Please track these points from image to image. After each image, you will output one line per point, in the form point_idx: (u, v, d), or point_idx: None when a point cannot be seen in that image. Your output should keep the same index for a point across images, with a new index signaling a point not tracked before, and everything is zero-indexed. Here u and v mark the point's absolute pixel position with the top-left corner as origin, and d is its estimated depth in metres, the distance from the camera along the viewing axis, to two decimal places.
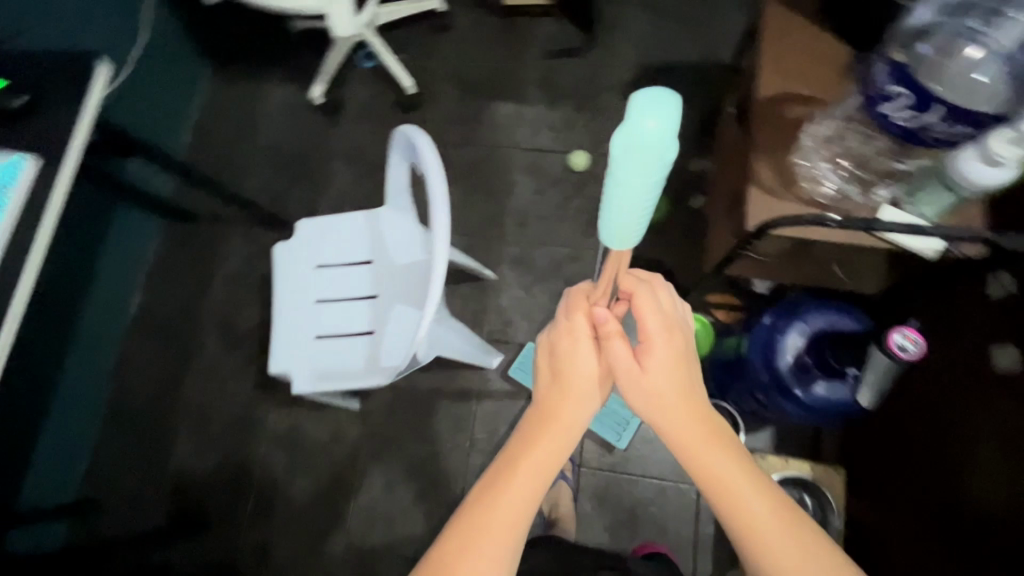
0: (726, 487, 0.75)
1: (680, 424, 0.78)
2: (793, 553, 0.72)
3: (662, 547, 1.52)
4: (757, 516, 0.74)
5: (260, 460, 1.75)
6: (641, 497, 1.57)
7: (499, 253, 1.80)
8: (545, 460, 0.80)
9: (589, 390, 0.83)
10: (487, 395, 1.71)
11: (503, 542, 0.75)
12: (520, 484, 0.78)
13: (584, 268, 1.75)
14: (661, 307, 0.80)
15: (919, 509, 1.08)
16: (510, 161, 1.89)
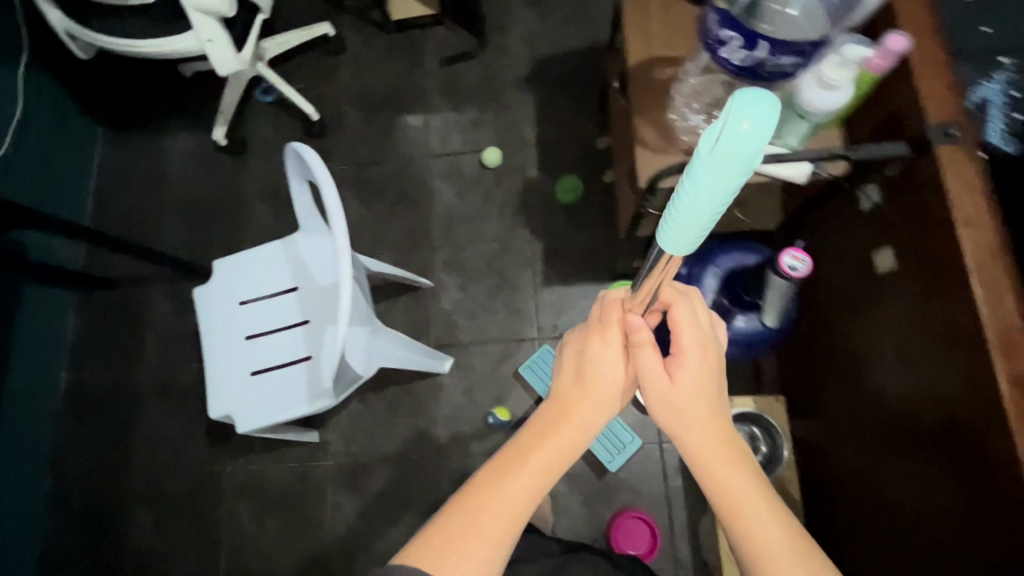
0: (746, 516, 0.76)
1: (699, 443, 0.79)
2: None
3: (637, 508, 1.57)
4: (773, 546, 0.74)
5: (223, 517, 1.69)
6: (609, 468, 1.61)
7: (432, 260, 1.82)
8: (552, 462, 0.80)
9: (612, 397, 0.83)
10: (446, 399, 1.71)
11: (500, 532, 0.76)
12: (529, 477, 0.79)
13: (517, 258, 1.79)
14: (693, 321, 0.81)
15: (846, 413, 1.17)
16: (426, 169, 1.91)
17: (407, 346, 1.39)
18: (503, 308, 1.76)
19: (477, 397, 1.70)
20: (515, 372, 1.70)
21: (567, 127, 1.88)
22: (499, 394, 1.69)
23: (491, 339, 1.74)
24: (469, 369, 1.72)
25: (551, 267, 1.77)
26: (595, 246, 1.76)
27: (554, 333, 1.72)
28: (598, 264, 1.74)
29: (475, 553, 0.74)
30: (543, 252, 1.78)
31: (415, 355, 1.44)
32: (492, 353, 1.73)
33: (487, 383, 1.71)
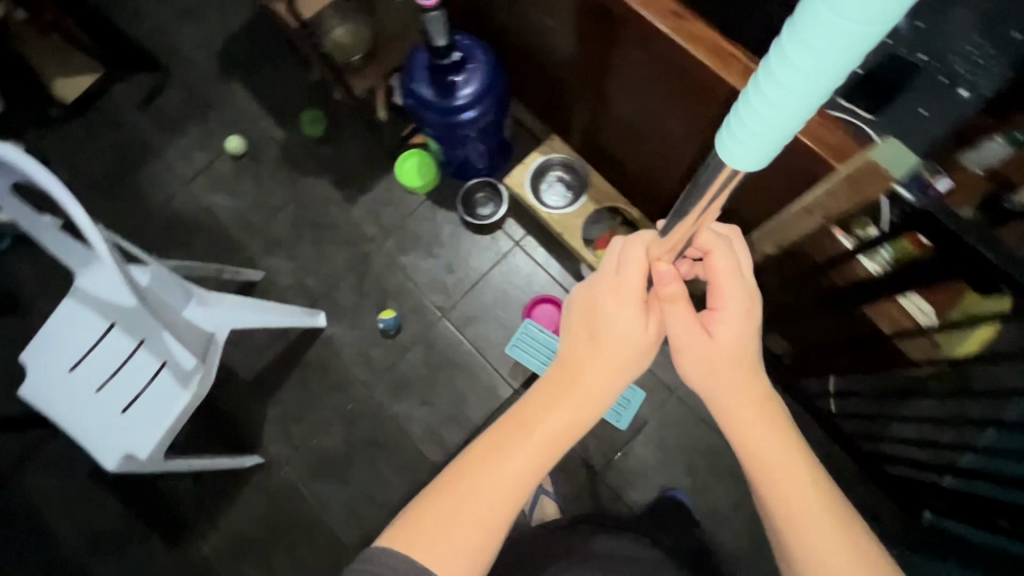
0: (776, 479, 0.85)
1: (736, 418, 0.88)
2: (824, 535, 0.81)
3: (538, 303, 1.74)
4: (794, 498, 0.83)
5: None
6: (496, 291, 1.78)
7: (251, 255, 1.87)
8: (564, 426, 0.88)
9: (634, 355, 0.89)
10: (341, 345, 1.77)
11: (505, 499, 0.84)
12: (542, 446, 0.87)
13: (316, 204, 1.90)
14: (730, 270, 0.91)
15: (577, 91, 1.40)
16: (192, 194, 1.95)
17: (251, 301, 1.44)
18: (334, 245, 1.86)
19: (364, 323, 1.78)
20: (377, 282, 1.81)
21: (281, 84, 2.00)
22: (379, 306, 1.79)
23: (342, 274, 1.83)
24: (342, 308, 1.80)
25: (346, 189, 1.89)
26: (366, 150, 1.91)
27: (384, 231, 1.85)
28: (377, 160, 1.90)
29: (475, 520, 0.82)
30: (333, 183, 1.90)
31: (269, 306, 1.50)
32: (350, 283, 1.82)
33: (363, 307, 1.80)
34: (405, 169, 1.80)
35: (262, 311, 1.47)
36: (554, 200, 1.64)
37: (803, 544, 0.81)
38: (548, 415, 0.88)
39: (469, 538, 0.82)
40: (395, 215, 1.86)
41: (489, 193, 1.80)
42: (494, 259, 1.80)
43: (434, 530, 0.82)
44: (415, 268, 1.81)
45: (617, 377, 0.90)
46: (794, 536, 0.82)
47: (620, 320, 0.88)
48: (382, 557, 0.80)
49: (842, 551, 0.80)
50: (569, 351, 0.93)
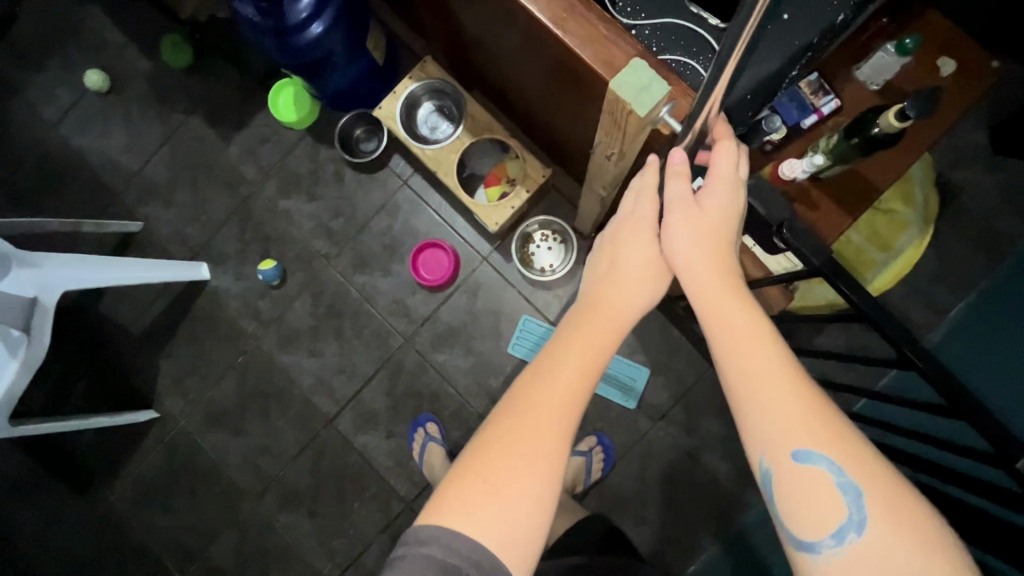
0: (738, 338, 0.68)
1: (706, 297, 0.73)
2: (797, 414, 0.63)
3: (431, 246, 1.60)
4: (765, 370, 0.65)
5: (140, 530, 1.69)
6: (383, 234, 1.66)
7: (128, 202, 1.75)
8: (594, 350, 0.75)
9: (648, 270, 0.80)
10: (227, 295, 1.69)
11: (554, 429, 0.69)
12: (582, 365, 0.73)
13: (191, 143, 1.74)
14: (729, 160, 0.77)
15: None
16: (60, 138, 1.79)
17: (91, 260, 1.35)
18: (212, 189, 1.72)
19: (248, 272, 1.69)
20: (259, 229, 1.69)
21: (139, 6, 1.76)
22: (263, 254, 1.69)
23: (222, 220, 1.71)
24: (224, 257, 1.70)
25: (221, 125, 1.72)
26: (239, 81, 1.72)
27: (263, 172, 1.70)
28: (252, 91, 1.72)
29: (515, 463, 0.67)
30: (206, 120, 1.73)
31: (117, 263, 1.40)
32: (231, 230, 1.70)
33: (246, 255, 1.69)
34: (280, 104, 1.63)
35: (106, 269, 1.37)
36: (433, 133, 1.51)
37: (767, 420, 0.63)
38: (581, 334, 0.76)
39: (522, 485, 0.66)
40: (274, 154, 1.70)
41: (374, 130, 1.65)
42: (380, 200, 1.66)
43: (484, 479, 0.66)
44: (298, 211, 1.69)
45: (637, 296, 0.79)
46: (755, 415, 0.64)
47: (637, 239, 0.80)
48: (438, 539, 0.64)
49: (811, 428, 0.62)
50: (593, 281, 0.83)
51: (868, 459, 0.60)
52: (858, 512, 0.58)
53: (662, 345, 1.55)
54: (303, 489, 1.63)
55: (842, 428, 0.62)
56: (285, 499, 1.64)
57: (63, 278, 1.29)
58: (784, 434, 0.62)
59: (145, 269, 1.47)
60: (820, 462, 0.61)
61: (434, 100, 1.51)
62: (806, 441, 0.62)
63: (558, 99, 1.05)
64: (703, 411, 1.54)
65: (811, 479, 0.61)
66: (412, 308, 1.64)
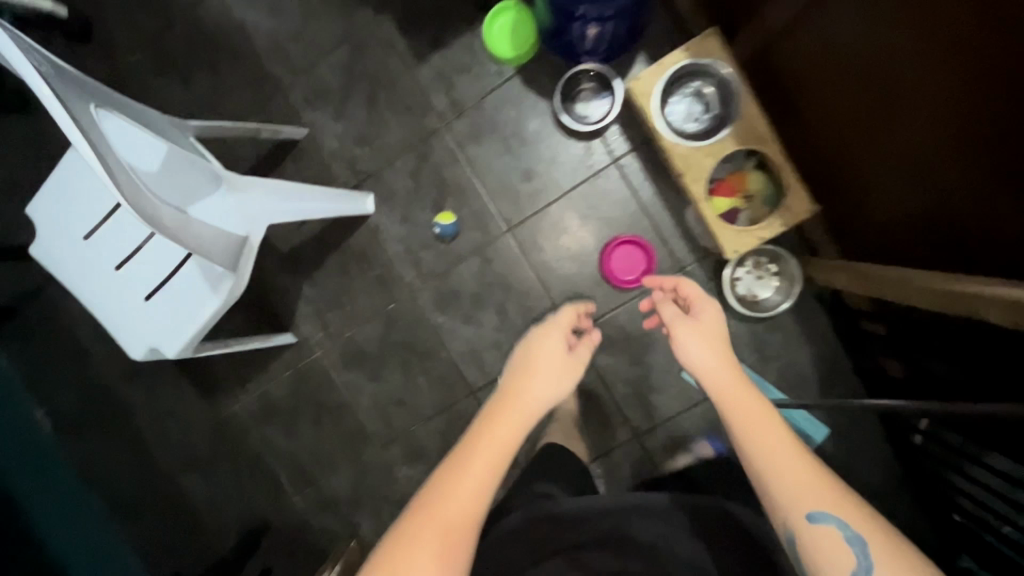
0: (748, 421, 0.85)
1: (718, 385, 0.93)
2: (808, 480, 0.78)
3: (633, 244, 1.45)
4: (776, 444, 0.82)
5: (260, 444, 1.67)
6: (577, 215, 1.48)
7: (291, 103, 1.52)
8: (507, 436, 0.91)
9: (551, 370, 1.00)
10: (389, 237, 1.54)
11: (476, 492, 0.85)
12: (491, 445, 0.89)
13: (376, 51, 1.48)
14: (697, 291, 1.04)
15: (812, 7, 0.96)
16: (225, 5, 1.52)
17: (288, 190, 1.16)
18: (391, 112, 1.50)
19: (416, 217, 1.52)
20: (438, 173, 1.50)
21: None
22: (437, 201, 1.51)
23: (397, 150, 1.51)
24: (392, 194, 1.52)
25: (416, 38, 1.46)
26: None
27: (455, 108, 1.47)
28: (459, 6, 1.45)
29: (438, 536, 0.80)
30: (399, 26, 1.46)
31: (307, 195, 1.21)
32: (406, 165, 1.51)
33: (418, 198, 1.52)
34: (496, 32, 1.39)
35: (300, 202, 1.19)
36: (689, 125, 1.28)
37: (782, 483, 0.78)
38: (500, 422, 0.93)
39: (441, 532, 0.81)
40: (472, 89, 1.46)
41: (606, 93, 1.41)
42: (582, 175, 1.46)
43: (421, 526, 0.81)
44: (486, 165, 1.48)
45: (545, 393, 0.98)
46: (780, 487, 0.78)
47: (543, 349, 1.03)
48: None
49: (820, 490, 0.76)
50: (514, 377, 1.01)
51: (877, 526, 0.73)
52: (867, 565, 0.71)
53: (847, 409, 1.46)
54: (433, 448, 1.60)
55: (842, 497, 0.76)
56: (412, 454, 1.62)
57: (263, 209, 1.11)
58: (800, 500, 0.77)
59: (326, 202, 1.29)
60: (827, 519, 0.74)
61: (701, 83, 1.26)
62: (812, 505, 0.76)
63: (920, 136, 0.86)
64: (865, 484, 1.48)
65: (823, 538, 0.73)
66: (587, 303, 1.51)
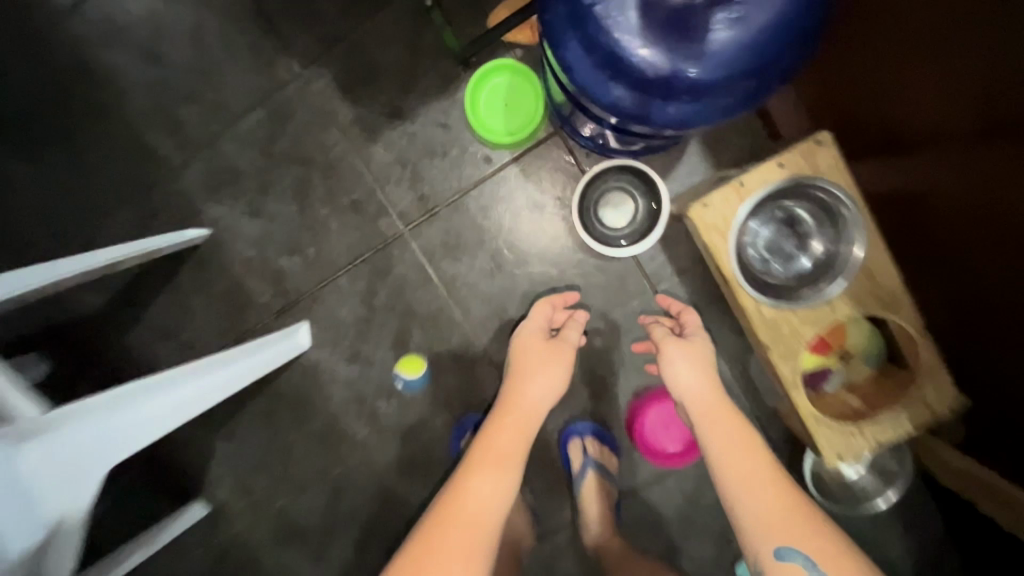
0: (743, 453, 0.77)
1: (706, 407, 0.84)
2: (789, 513, 0.70)
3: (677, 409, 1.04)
4: (753, 472, 0.75)
5: None
6: (597, 359, 1.05)
7: (184, 191, 1.05)
8: (502, 472, 0.75)
9: (549, 395, 0.86)
10: (332, 379, 1.10)
11: (480, 525, 0.69)
12: (498, 456, 0.77)
13: (307, 121, 1.01)
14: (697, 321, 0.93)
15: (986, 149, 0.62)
16: (83, 49, 1.03)
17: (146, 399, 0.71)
18: (332, 210, 1.04)
19: (371, 356, 1.08)
20: (399, 295, 1.06)
21: None
22: (400, 334, 1.07)
23: (340, 263, 1.05)
24: (336, 322, 1.08)
25: (365, 104, 1.00)
26: (411, 33, 0.98)
27: (424, 206, 1.02)
28: (427, 58, 0.98)
29: None
30: (339, 88, 1.00)
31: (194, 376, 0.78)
32: (354, 284, 1.06)
33: (371, 329, 1.07)
34: (482, 105, 0.95)
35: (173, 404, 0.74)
36: (777, 267, 0.85)
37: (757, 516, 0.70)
38: (499, 419, 0.82)
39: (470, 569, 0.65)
40: (448, 181, 1.01)
41: (643, 196, 0.97)
42: (604, 303, 1.04)
43: (431, 550, 0.66)
44: (469, 286, 1.04)
45: (543, 402, 0.86)
46: (752, 525, 0.69)
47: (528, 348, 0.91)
48: None
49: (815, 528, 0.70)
50: (510, 380, 0.88)
51: (840, 551, 0.65)
52: None
53: None
54: None
55: (816, 532, 0.67)
56: None
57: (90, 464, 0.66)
58: (765, 530, 0.68)
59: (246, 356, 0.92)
60: (795, 555, 0.65)
61: (803, 210, 0.81)
62: (782, 538, 0.67)
63: None
64: None
65: (786, 575, 0.64)
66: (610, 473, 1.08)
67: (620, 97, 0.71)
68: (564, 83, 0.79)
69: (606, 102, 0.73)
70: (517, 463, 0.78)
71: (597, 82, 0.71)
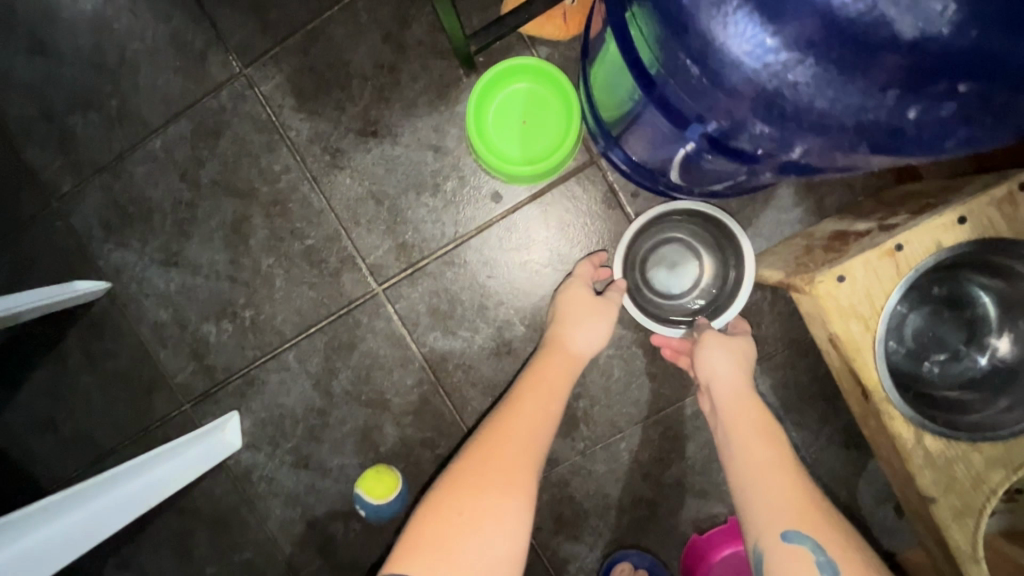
0: (775, 440, 0.55)
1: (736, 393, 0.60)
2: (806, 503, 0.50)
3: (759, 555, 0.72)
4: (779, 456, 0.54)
5: None
6: (641, 478, 0.74)
7: (77, 230, 0.77)
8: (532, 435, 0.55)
9: (594, 334, 0.64)
10: (269, 493, 0.79)
11: (522, 463, 0.52)
12: (537, 394, 0.59)
13: (249, 139, 0.73)
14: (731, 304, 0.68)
15: None
16: None
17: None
18: (278, 260, 0.75)
19: (326, 463, 0.78)
20: (369, 381, 0.76)
21: None
22: (364, 435, 0.77)
23: (286, 333, 0.76)
24: (279, 415, 0.78)
25: (329, 119, 0.72)
26: (395, 23, 0.71)
27: (404, 258, 0.74)
28: (417, 57, 0.71)
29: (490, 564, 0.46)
30: (290, 96, 0.72)
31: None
32: (303, 362, 0.76)
33: (326, 424, 0.77)
34: (490, 119, 0.68)
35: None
36: (930, 364, 0.56)
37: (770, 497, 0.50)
38: (542, 360, 0.62)
39: (502, 531, 0.48)
40: (439, 227, 0.73)
41: (717, 267, 0.70)
42: (652, 399, 0.74)
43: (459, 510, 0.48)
44: (465, 371, 0.75)
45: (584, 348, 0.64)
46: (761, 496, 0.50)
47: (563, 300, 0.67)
48: None
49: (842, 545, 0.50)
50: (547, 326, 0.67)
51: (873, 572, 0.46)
52: None
53: None
54: None
55: (827, 516, 0.49)
56: None
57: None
58: (771, 505, 0.50)
59: (98, 497, 0.60)
60: (803, 539, 0.47)
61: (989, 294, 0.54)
62: (793, 518, 0.49)
63: None
64: None
65: (787, 563, 0.46)
66: None
67: (796, 80, 0.36)
68: (643, 64, 0.44)
69: (755, 94, 0.38)
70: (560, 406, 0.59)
71: (741, 52, 0.36)
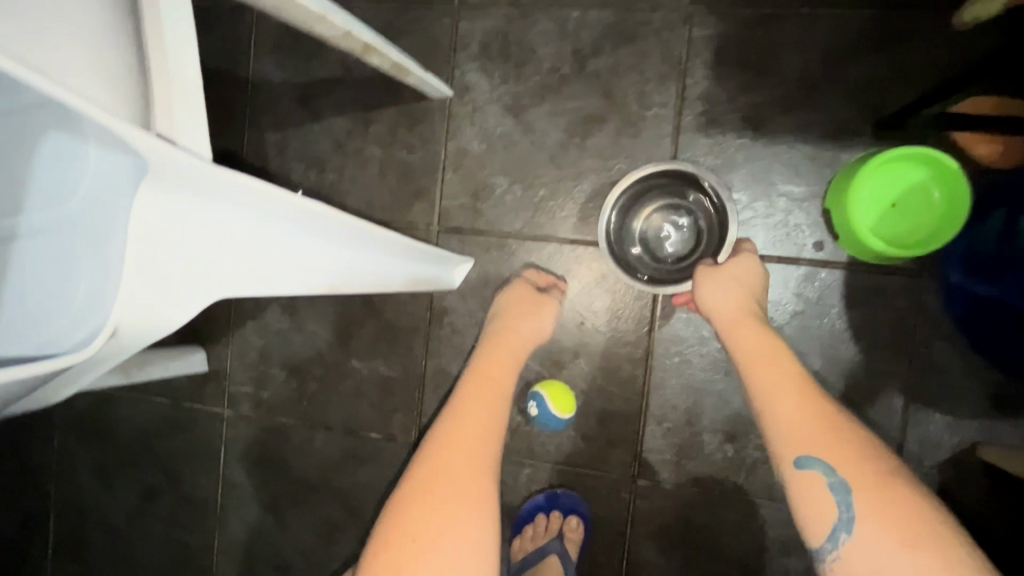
0: (776, 364, 0.54)
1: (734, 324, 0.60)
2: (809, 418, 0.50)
3: None
4: (778, 384, 0.53)
5: (54, 464, 0.97)
6: (757, 544, 0.77)
7: (459, 37, 0.82)
8: (473, 424, 0.55)
9: (542, 327, 0.70)
10: (448, 338, 0.84)
11: (476, 467, 0.52)
12: (488, 385, 0.59)
13: (650, 62, 0.77)
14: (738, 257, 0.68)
15: None
16: None
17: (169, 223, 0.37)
18: (598, 169, 0.79)
19: None
20: (596, 314, 0.80)
21: None
22: (560, 350, 0.81)
23: (560, 228, 0.80)
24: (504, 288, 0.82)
25: (728, 91, 0.75)
26: (842, 55, 0.73)
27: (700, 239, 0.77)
28: (839, 94, 0.73)
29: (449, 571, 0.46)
30: (712, 51, 0.76)
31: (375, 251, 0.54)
32: (555, 260, 0.81)
33: None
34: (888, 175, 0.68)
35: (205, 255, 0.40)
36: None
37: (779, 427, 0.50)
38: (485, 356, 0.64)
39: (466, 531, 0.48)
40: (756, 236, 0.76)
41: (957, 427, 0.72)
42: None
43: (413, 532, 0.47)
44: (679, 362, 0.78)
45: (530, 333, 0.69)
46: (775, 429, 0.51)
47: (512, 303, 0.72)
48: None
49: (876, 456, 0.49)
50: (491, 325, 0.70)
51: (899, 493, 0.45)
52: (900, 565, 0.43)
53: None
54: None
55: (844, 435, 0.48)
56: None
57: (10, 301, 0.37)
58: (783, 433, 0.50)
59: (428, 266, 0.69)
60: (813, 463, 0.48)
61: None
62: (798, 444, 0.49)
63: None
64: None
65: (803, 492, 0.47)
66: None
67: None
68: None
69: None
70: (507, 396, 0.59)
71: None
